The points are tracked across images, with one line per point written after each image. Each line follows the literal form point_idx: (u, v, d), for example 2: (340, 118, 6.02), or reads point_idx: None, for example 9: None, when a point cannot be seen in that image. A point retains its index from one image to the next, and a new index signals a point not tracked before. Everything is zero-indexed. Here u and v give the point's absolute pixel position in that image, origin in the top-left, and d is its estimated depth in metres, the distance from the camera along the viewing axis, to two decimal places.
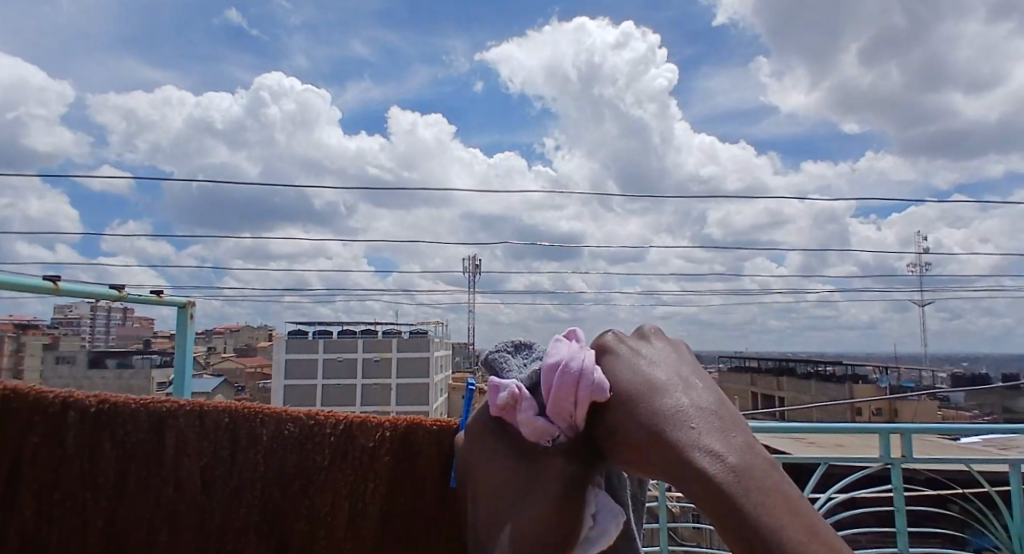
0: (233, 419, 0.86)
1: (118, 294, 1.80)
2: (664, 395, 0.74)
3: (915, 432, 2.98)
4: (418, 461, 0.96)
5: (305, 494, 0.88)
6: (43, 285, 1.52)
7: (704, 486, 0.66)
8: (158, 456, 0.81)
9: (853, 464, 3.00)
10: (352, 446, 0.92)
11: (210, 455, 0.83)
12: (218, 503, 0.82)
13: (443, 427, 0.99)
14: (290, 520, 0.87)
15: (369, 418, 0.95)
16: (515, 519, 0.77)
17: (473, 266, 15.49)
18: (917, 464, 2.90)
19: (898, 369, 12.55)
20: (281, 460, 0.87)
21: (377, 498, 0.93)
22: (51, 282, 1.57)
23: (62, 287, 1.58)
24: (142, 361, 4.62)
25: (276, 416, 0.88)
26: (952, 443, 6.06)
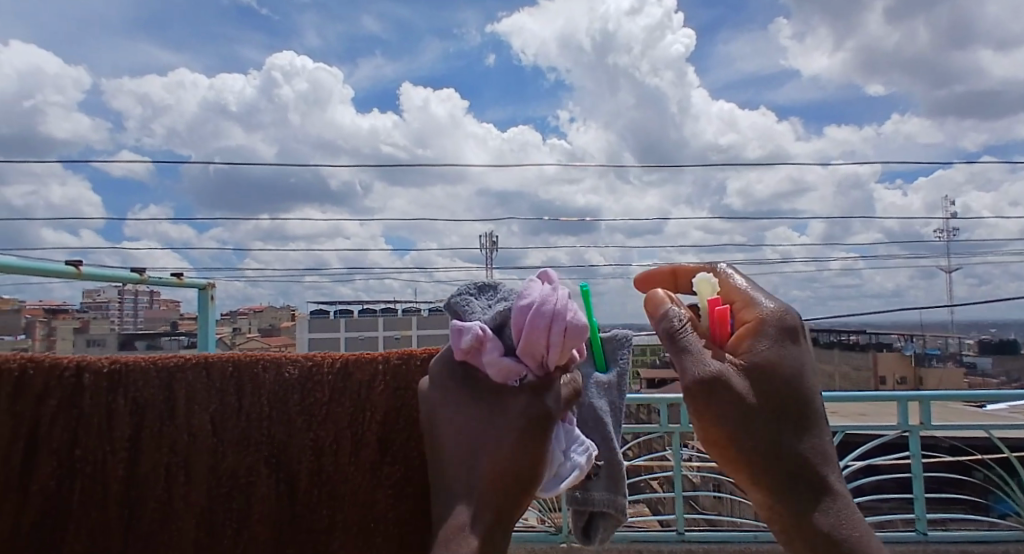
0: (236, 370, 1.10)
1: (140, 277, 1.83)
2: (733, 391, 0.93)
3: (934, 399, 2.92)
4: (411, 391, 1.12)
5: (309, 428, 1.09)
6: (67, 270, 1.55)
7: (800, 476, 0.93)
8: (170, 405, 1.06)
9: (870, 431, 2.96)
10: (349, 382, 1.12)
11: (218, 398, 1.08)
12: (232, 438, 1.06)
13: (429, 356, 1.14)
14: (297, 449, 1.08)
15: (362, 356, 1.13)
16: (490, 448, 0.82)
17: (490, 242, 15.48)
18: (936, 431, 2.85)
19: (923, 336, 12.34)
20: (286, 399, 1.10)
21: (374, 424, 1.11)
22: (74, 267, 1.60)
23: (85, 271, 1.61)
24: (168, 342, 4.74)
25: (276, 361, 1.13)
26: (979, 410, 5.97)
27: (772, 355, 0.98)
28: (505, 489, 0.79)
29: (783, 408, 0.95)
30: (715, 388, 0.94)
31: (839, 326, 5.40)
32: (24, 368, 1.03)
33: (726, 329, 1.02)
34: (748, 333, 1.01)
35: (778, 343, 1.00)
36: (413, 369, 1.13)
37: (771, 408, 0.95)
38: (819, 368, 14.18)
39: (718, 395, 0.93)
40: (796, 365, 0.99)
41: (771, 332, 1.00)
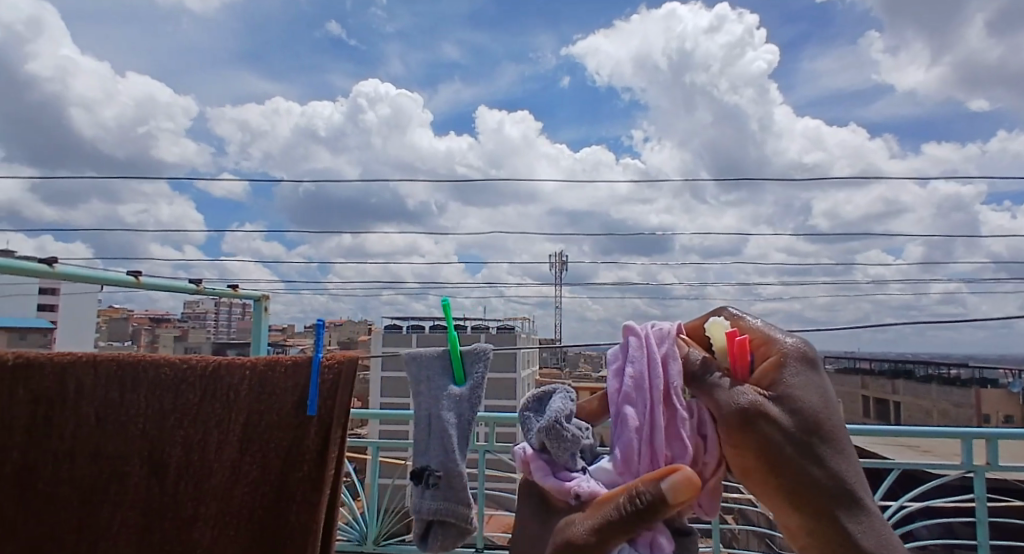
0: (119, 367, 1.20)
1: (197, 288, 1.90)
2: (808, 405, 1.11)
3: (1005, 435, 2.48)
4: (274, 396, 1.18)
5: (179, 426, 1.18)
6: (125, 280, 1.63)
7: (827, 500, 1.06)
8: (111, 397, 1.19)
9: (926, 468, 2.57)
10: (215, 383, 1.19)
11: (99, 395, 1.19)
12: (114, 429, 1.18)
13: (296, 364, 1.19)
14: (167, 445, 1.19)
15: (228, 361, 1.18)
16: (574, 529, 1.11)
17: (559, 262, 15.47)
18: (1006, 472, 2.45)
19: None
20: (154, 397, 1.19)
21: (236, 427, 1.18)
22: (134, 276, 1.69)
23: (144, 281, 1.69)
24: None
25: (156, 362, 1.21)
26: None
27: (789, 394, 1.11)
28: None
29: (808, 435, 1.08)
30: (750, 420, 1.09)
31: (935, 358, 4.93)
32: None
33: (743, 357, 1.18)
34: (771, 367, 1.15)
35: (798, 372, 1.14)
36: (278, 374, 1.19)
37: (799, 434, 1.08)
38: (914, 403, 13.05)
39: (753, 428, 1.09)
40: (822, 401, 1.13)
41: (792, 365, 1.15)
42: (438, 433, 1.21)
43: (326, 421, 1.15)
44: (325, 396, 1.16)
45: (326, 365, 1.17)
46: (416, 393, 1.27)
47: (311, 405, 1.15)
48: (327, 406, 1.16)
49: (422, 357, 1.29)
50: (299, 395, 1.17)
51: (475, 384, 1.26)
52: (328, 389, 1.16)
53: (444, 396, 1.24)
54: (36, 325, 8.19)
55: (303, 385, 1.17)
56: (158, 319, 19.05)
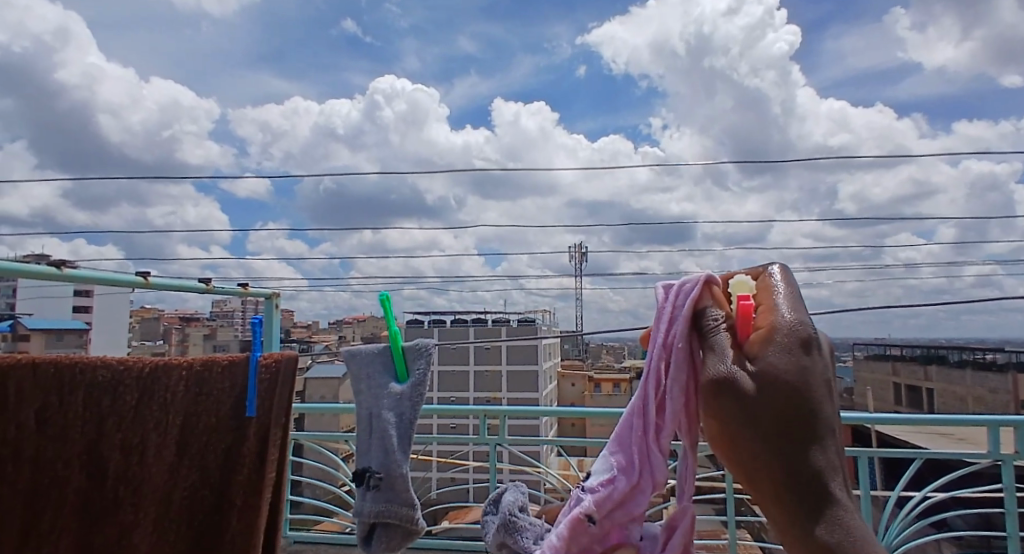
0: (57, 370, 1.07)
1: (207, 286, 1.93)
2: (786, 376, 0.97)
3: None
4: (213, 396, 1.12)
5: (119, 429, 1.08)
6: (135, 281, 1.66)
7: (803, 498, 0.93)
8: (44, 401, 1.05)
9: (952, 457, 2.51)
10: (156, 385, 1.09)
11: (38, 398, 1.05)
12: (51, 435, 1.05)
13: (233, 362, 1.13)
14: (107, 449, 1.07)
15: (168, 359, 1.10)
16: None
17: (580, 253, 15.44)
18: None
19: None
20: (91, 400, 1.07)
21: (175, 430, 1.09)
22: (143, 277, 1.71)
23: (152, 281, 1.71)
24: None
25: (93, 362, 1.09)
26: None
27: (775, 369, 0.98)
28: None
29: (785, 413, 0.96)
30: (726, 386, 1.00)
31: (970, 343, 4.77)
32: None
33: (749, 327, 1.05)
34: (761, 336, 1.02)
35: (789, 347, 1.00)
36: (216, 374, 1.13)
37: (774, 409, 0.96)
38: (948, 389, 12.73)
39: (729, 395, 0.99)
40: (806, 374, 0.98)
41: (785, 340, 1.00)
42: (378, 433, 1.23)
43: (265, 424, 1.12)
44: (263, 396, 1.12)
45: (264, 364, 1.13)
46: (359, 393, 1.28)
47: (251, 406, 1.11)
48: (267, 406, 1.12)
49: (365, 354, 1.30)
50: (238, 395, 1.12)
51: (417, 381, 1.26)
52: (266, 389, 1.13)
53: (385, 395, 1.26)
54: (76, 327, 8.49)
55: (241, 384, 1.12)
56: (188, 318, 19.49)
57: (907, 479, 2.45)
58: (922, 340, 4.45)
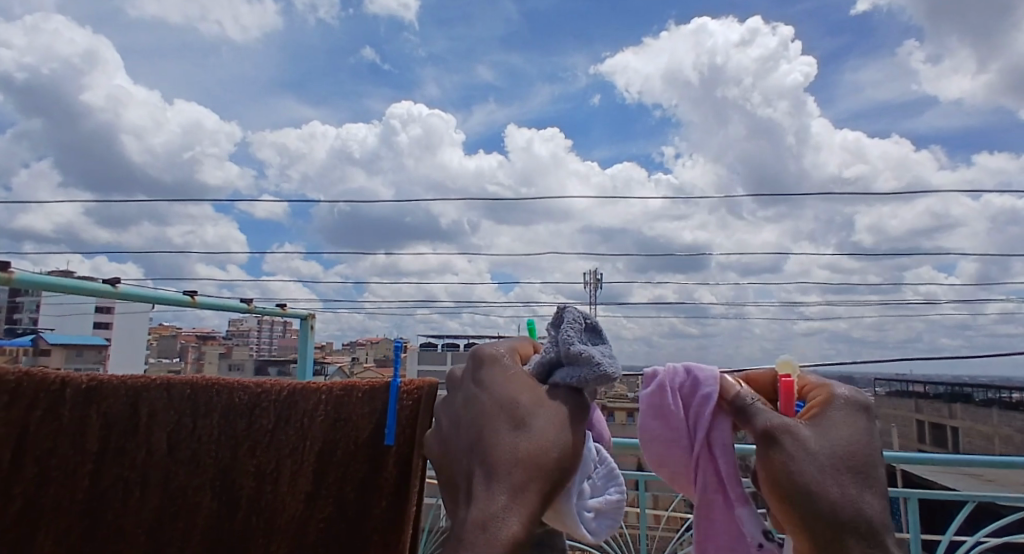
0: (195, 392, 1.00)
1: (247, 307, 1.96)
2: None
3: None
4: (351, 422, 1.01)
5: (251, 455, 0.99)
6: (182, 299, 1.70)
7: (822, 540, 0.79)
8: (177, 426, 0.98)
9: (1005, 504, 2.35)
10: (293, 411, 1.00)
11: (172, 421, 0.98)
12: (184, 459, 0.98)
13: (374, 388, 1.02)
14: (237, 478, 0.99)
15: (307, 384, 1.01)
16: (526, 431, 0.74)
17: (595, 278, 15.33)
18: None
19: None
20: (231, 426, 0.99)
21: (312, 456, 1.00)
22: (190, 296, 1.75)
23: (198, 300, 1.75)
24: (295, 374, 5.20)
25: (228, 386, 1.01)
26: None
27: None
28: (519, 457, 0.72)
29: None
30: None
31: (1000, 382, 4.56)
32: (21, 381, 0.96)
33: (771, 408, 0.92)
34: None
35: None
36: (355, 399, 1.02)
37: None
38: (973, 428, 12.24)
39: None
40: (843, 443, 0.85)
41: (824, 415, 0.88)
42: None
43: (407, 453, 1.00)
44: (405, 426, 1.00)
45: (405, 390, 1.00)
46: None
47: (390, 433, 0.99)
48: (408, 436, 1.00)
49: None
50: (375, 424, 1.01)
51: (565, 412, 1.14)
52: (408, 419, 1.00)
53: None
54: (96, 342, 8.70)
55: (381, 411, 1.01)
56: (204, 338, 19.70)
57: (959, 520, 2.28)
58: (955, 379, 4.23)
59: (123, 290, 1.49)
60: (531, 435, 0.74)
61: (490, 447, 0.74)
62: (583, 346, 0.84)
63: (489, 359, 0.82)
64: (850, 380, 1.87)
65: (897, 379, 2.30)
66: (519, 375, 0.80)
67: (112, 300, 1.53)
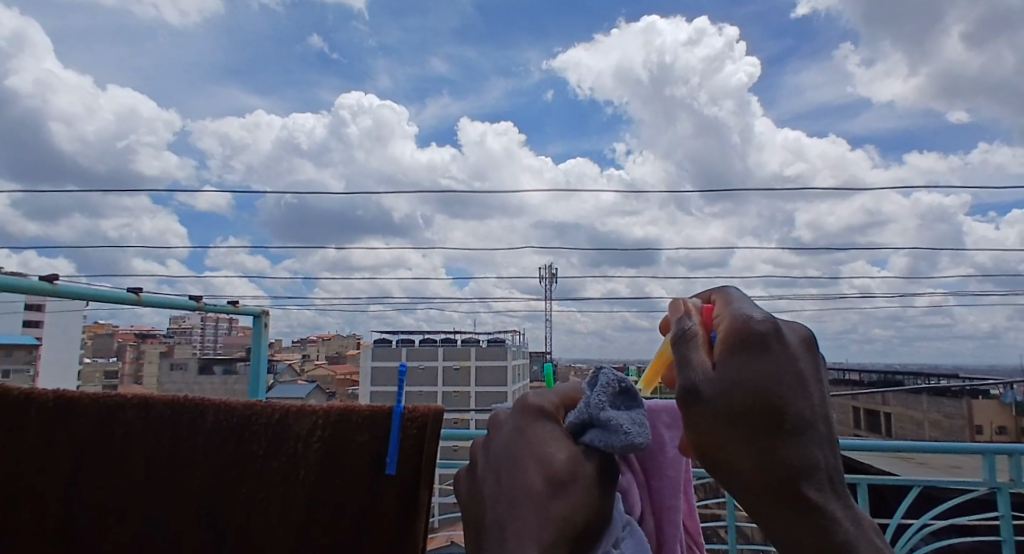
0: (175, 412, 0.87)
1: (197, 305, 1.88)
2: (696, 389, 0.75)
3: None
4: (351, 449, 0.86)
5: (237, 483, 0.86)
6: (126, 297, 1.62)
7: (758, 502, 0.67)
8: (154, 450, 0.87)
9: (949, 486, 2.47)
10: (283, 436, 0.86)
11: (148, 444, 0.87)
12: (164, 486, 0.87)
13: (375, 412, 0.87)
14: (219, 509, 0.86)
15: (300, 406, 0.87)
16: (563, 494, 0.72)
17: (549, 273, 15.42)
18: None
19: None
20: (213, 451, 0.86)
21: (305, 488, 0.86)
22: (135, 293, 1.67)
23: (145, 297, 1.68)
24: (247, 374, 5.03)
25: (209, 405, 0.88)
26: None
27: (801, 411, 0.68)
28: (556, 524, 0.71)
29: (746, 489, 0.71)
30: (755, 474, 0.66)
31: (930, 370, 4.84)
32: None
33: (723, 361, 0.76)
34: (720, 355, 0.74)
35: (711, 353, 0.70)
36: (356, 423, 0.87)
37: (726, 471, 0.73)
38: (905, 414, 12.96)
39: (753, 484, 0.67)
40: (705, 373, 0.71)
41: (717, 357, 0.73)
42: None
43: (413, 485, 0.86)
44: (407, 456, 0.86)
45: (408, 415, 0.86)
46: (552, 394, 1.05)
47: (392, 462, 0.85)
48: (415, 465, 0.85)
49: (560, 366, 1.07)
50: (374, 454, 0.86)
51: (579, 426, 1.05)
52: (414, 448, 0.86)
53: None
54: (23, 342, 8.22)
55: (383, 438, 0.86)
56: (144, 336, 18.85)
57: (905, 503, 2.39)
58: (889, 368, 4.46)
59: (63, 287, 1.42)
60: (566, 499, 0.72)
61: (533, 503, 0.71)
62: (611, 413, 0.77)
63: (534, 411, 0.78)
64: None
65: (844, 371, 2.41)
66: (559, 433, 0.77)
67: (47, 298, 1.43)
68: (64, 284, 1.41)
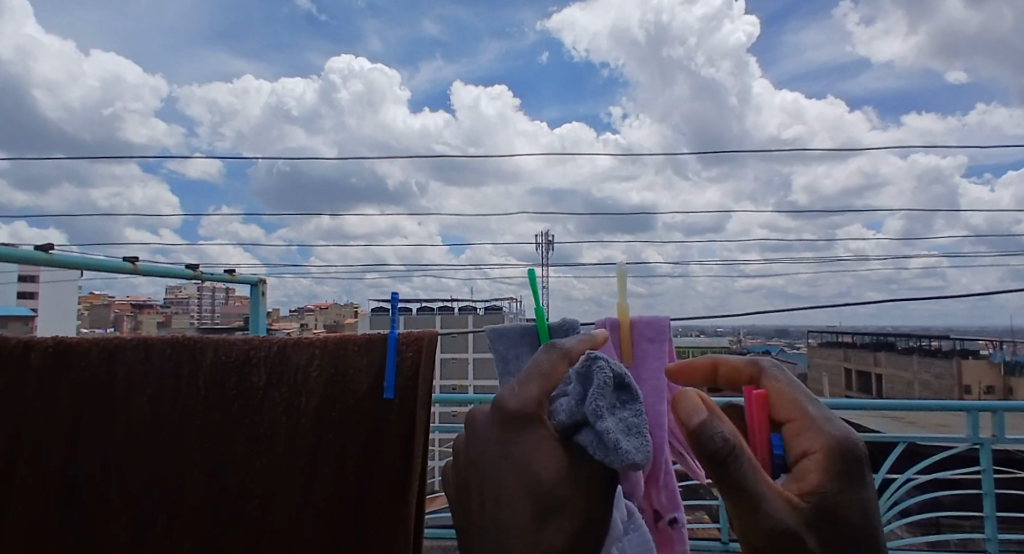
0: (174, 349, 0.95)
1: (195, 274, 1.88)
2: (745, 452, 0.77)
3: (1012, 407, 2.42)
4: (350, 376, 0.95)
5: (241, 412, 0.94)
6: (123, 266, 1.62)
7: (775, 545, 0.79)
8: (161, 384, 0.95)
9: (933, 443, 2.51)
10: (283, 365, 0.95)
11: (152, 378, 0.95)
12: (170, 420, 0.94)
13: (370, 340, 0.95)
14: (226, 437, 0.94)
15: (295, 337, 0.95)
16: (530, 471, 0.81)
17: (546, 239, 15.40)
18: (1013, 443, 2.41)
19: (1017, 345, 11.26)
20: (219, 381, 0.95)
21: (309, 413, 0.94)
22: (132, 262, 1.66)
23: (141, 266, 1.67)
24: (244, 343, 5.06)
25: (206, 341, 0.96)
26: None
27: (834, 509, 0.79)
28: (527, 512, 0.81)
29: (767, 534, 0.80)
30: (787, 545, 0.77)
31: (921, 331, 4.89)
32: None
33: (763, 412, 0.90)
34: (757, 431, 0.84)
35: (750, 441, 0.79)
36: (352, 351, 0.96)
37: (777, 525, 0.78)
38: (895, 375, 13.15)
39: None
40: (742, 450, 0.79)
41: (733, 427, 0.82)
42: None
43: (410, 407, 0.93)
44: (404, 379, 0.93)
45: (402, 341, 0.94)
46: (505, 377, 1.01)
47: (389, 387, 0.93)
48: (410, 390, 0.93)
49: (509, 333, 1.01)
50: (372, 375, 0.94)
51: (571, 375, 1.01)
52: (408, 371, 0.94)
53: None
54: (19, 314, 8.22)
55: (379, 365, 0.94)
56: (141, 306, 18.87)
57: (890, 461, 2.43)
58: (880, 331, 4.51)
59: (59, 257, 1.41)
60: (537, 475, 0.81)
61: (531, 491, 0.80)
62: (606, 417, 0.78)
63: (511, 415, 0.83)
64: (788, 334, 1.96)
65: (833, 332, 2.45)
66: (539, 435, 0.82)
67: (45, 267, 1.43)
68: (60, 254, 1.40)
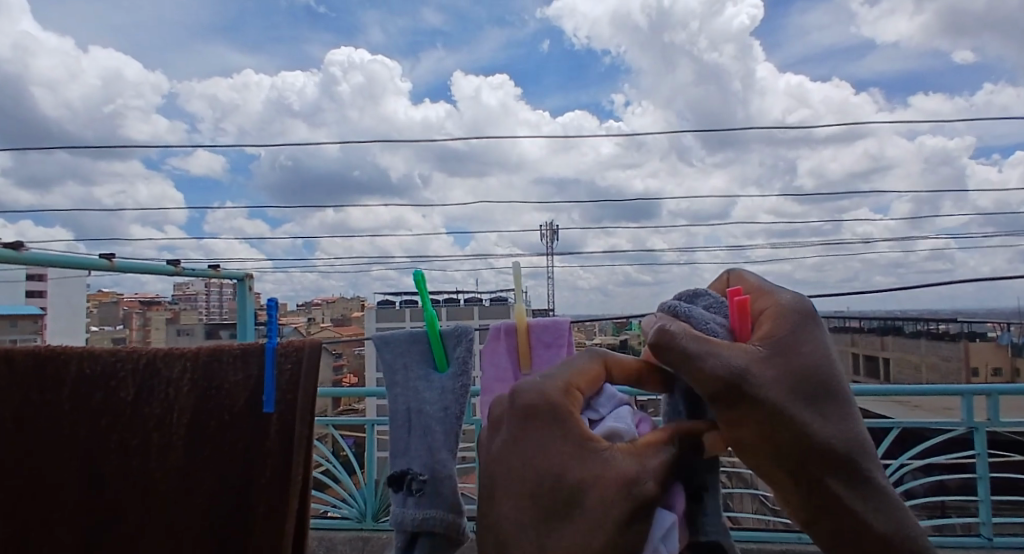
0: (46, 366, 1.08)
1: (175, 269, 1.89)
2: (711, 358, 0.83)
3: (1007, 392, 2.43)
4: (224, 389, 1.08)
5: (115, 428, 1.08)
6: (100, 263, 1.62)
7: (798, 452, 0.83)
8: (36, 400, 1.08)
9: (927, 427, 2.54)
10: (156, 379, 1.08)
11: (28, 395, 1.07)
12: (51, 433, 1.07)
13: (247, 352, 1.08)
14: (104, 448, 1.08)
15: (167, 351, 1.08)
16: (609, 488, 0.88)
17: (550, 228, 15.41)
18: (1006, 427, 2.44)
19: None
20: (93, 397, 1.08)
21: (180, 427, 1.08)
22: (108, 259, 1.67)
23: (118, 263, 1.68)
24: None
25: (81, 355, 1.09)
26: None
27: (792, 343, 0.85)
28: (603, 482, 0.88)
29: (776, 451, 0.84)
30: (736, 388, 0.83)
31: (928, 315, 4.85)
32: None
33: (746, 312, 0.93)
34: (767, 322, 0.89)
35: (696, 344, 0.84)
36: (227, 363, 1.09)
37: (792, 435, 0.83)
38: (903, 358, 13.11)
39: (744, 399, 0.83)
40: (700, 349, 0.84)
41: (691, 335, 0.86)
42: (421, 431, 1.12)
43: (287, 418, 1.06)
44: (279, 391, 1.07)
45: (283, 353, 1.07)
46: (393, 384, 1.16)
47: (268, 402, 1.06)
48: (287, 401, 1.07)
49: (397, 341, 1.18)
50: (253, 388, 1.08)
51: (457, 370, 1.15)
52: (287, 382, 1.07)
53: (425, 387, 1.15)
54: (28, 312, 8.33)
55: (257, 376, 1.08)
56: (150, 302, 19.10)
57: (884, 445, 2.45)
58: (883, 316, 4.49)
59: (28, 255, 1.41)
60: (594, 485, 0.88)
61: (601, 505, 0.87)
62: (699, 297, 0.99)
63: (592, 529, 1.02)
64: None
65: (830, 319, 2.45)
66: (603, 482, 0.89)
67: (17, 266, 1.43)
68: (29, 254, 1.40)
